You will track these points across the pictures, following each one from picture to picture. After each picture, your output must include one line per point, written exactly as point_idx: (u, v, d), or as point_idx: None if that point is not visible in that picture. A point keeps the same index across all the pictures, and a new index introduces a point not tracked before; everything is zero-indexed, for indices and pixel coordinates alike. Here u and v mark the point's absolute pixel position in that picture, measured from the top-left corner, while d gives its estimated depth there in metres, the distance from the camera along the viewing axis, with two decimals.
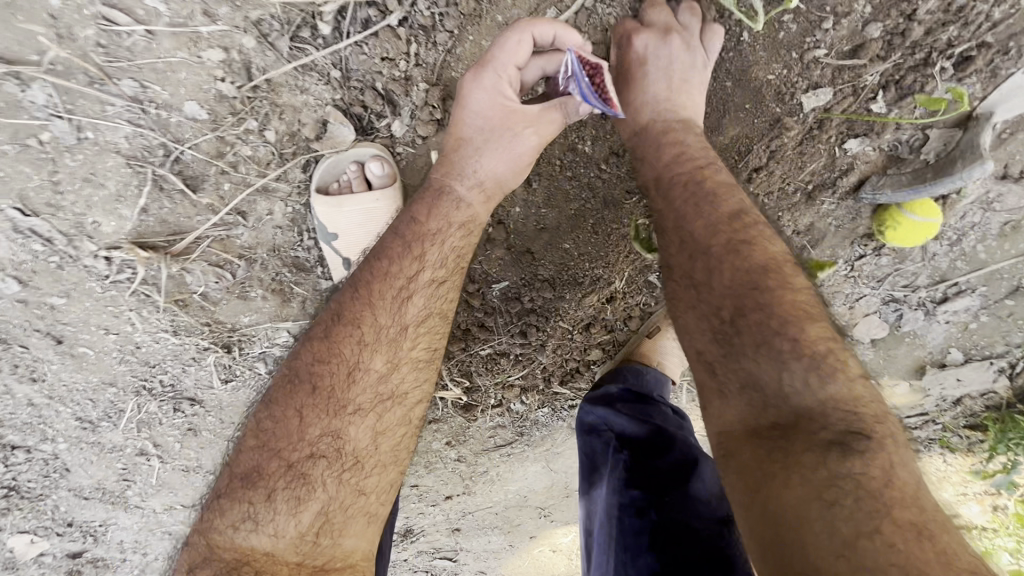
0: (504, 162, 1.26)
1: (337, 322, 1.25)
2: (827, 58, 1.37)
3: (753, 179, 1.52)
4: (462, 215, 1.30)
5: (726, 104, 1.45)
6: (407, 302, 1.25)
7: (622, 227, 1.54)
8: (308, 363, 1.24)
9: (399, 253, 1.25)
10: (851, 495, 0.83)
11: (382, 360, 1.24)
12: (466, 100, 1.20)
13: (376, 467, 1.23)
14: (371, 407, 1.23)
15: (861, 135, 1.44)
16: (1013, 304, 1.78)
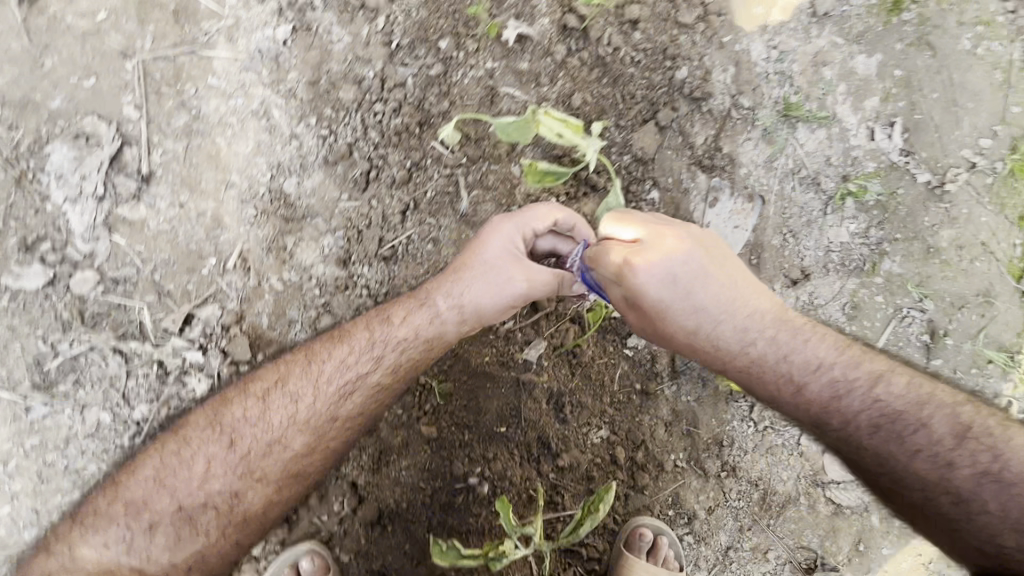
0: (489, 296, 1.24)
1: (278, 391, 1.23)
2: (515, 323, 1.43)
3: (566, 416, 1.48)
4: (376, 369, 1.24)
5: (472, 390, 1.41)
6: (292, 429, 1.21)
7: (482, 523, 1.42)
8: (238, 416, 1.21)
9: (359, 348, 1.25)
10: (965, 462, 1.12)
11: (306, 442, 1.21)
12: (490, 234, 1.26)
13: (237, 517, 1.18)
14: (276, 480, 1.20)
15: (634, 332, 1.53)
16: (942, 362, 1.69)
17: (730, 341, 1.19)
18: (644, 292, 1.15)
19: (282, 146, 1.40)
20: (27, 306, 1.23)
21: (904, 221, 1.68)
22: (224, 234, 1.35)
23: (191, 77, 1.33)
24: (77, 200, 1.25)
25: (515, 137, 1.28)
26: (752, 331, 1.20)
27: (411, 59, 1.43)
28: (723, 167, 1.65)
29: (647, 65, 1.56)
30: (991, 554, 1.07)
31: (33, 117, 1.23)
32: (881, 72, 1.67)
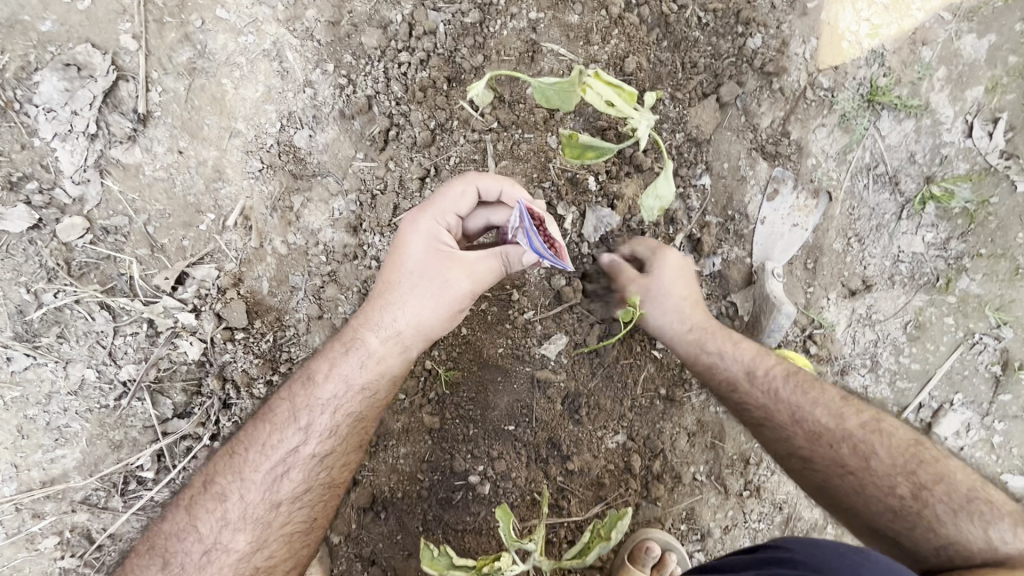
0: (430, 310, 1.07)
1: (203, 493, 1.10)
2: (537, 315, 1.28)
3: (582, 419, 1.35)
4: (314, 440, 1.11)
5: (481, 382, 1.28)
6: (230, 526, 1.08)
7: (478, 523, 1.31)
8: (167, 534, 1.09)
9: (284, 421, 1.11)
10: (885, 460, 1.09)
11: (249, 540, 1.08)
12: (406, 243, 1.07)
13: None
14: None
15: None
16: (1012, 398, 1.52)
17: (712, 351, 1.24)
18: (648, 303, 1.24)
19: (294, 94, 1.26)
20: (10, 250, 1.13)
21: (993, 235, 1.46)
22: (225, 187, 1.23)
23: (198, 8, 1.19)
24: (67, 137, 1.13)
25: (555, 106, 1.00)
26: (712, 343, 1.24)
27: (444, 3, 1.26)
28: (789, 155, 1.44)
29: (714, 30, 1.36)
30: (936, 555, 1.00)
31: (20, 41, 1.09)
32: (991, 57, 1.42)
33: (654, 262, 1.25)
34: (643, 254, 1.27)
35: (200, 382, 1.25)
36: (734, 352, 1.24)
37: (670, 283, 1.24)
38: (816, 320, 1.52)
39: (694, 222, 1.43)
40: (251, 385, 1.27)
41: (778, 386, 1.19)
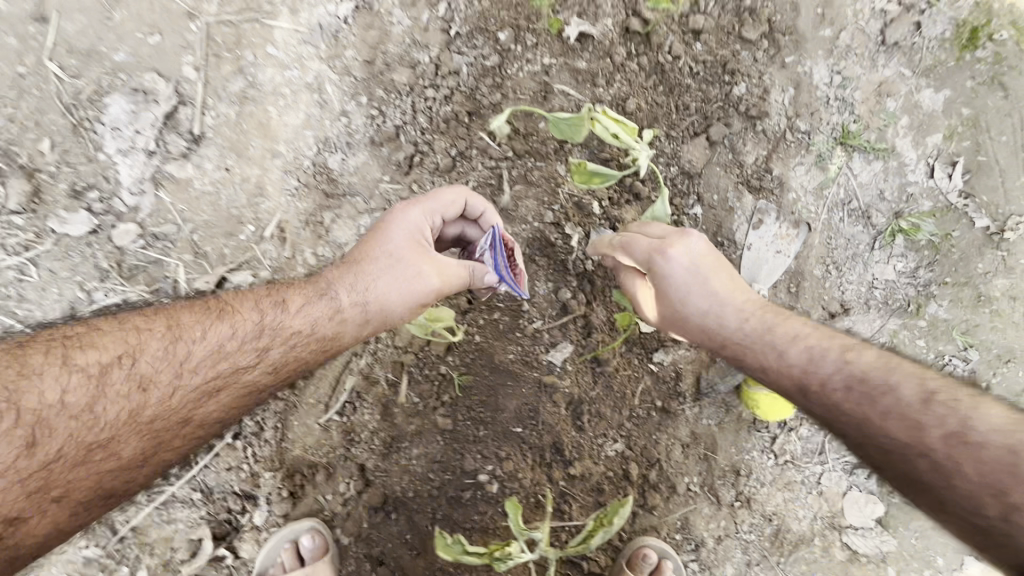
0: (393, 292, 1.21)
1: (121, 370, 1.13)
2: (545, 325, 1.39)
3: (583, 425, 1.46)
4: (262, 369, 1.22)
5: (492, 386, 1.38)
6: (155, 413, 1.16)
7: (484, 522, 1.38)
8: (53, 397, 1.06)
9: (246, 335, 1.20)
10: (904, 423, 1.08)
11: (142, 447, 1.17)
12: (396, 227, 1.23)
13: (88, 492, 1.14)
14: (83, 497, 1.14)
15: (659, 347, 1.54)
16: None
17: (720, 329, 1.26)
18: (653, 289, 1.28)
19: (331, 122, 1.41)
20: (69, 251, 1.23)
21: (956, 265, 1.62)
22: (265, 202, 1.36)
23: (252, 45, 1.34)
24: (128, 153, 1.26)
25: (568, 135, 1.17)
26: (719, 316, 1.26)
27: (468, 48, 1.43)
28: (772, 189, 1.61)
29: (704, 77, 1.52)
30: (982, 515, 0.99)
31: (94, 68, 1.23)
32: (947, 108, 1.61)
33: (647, 262, 1.25)
34: (635, 259, 1.29)
35: None
36: (740, 327, 1.25)
37: (676, 273, 1.24)
38: None
39: None
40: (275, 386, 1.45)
41: (788, 353, 1.21)
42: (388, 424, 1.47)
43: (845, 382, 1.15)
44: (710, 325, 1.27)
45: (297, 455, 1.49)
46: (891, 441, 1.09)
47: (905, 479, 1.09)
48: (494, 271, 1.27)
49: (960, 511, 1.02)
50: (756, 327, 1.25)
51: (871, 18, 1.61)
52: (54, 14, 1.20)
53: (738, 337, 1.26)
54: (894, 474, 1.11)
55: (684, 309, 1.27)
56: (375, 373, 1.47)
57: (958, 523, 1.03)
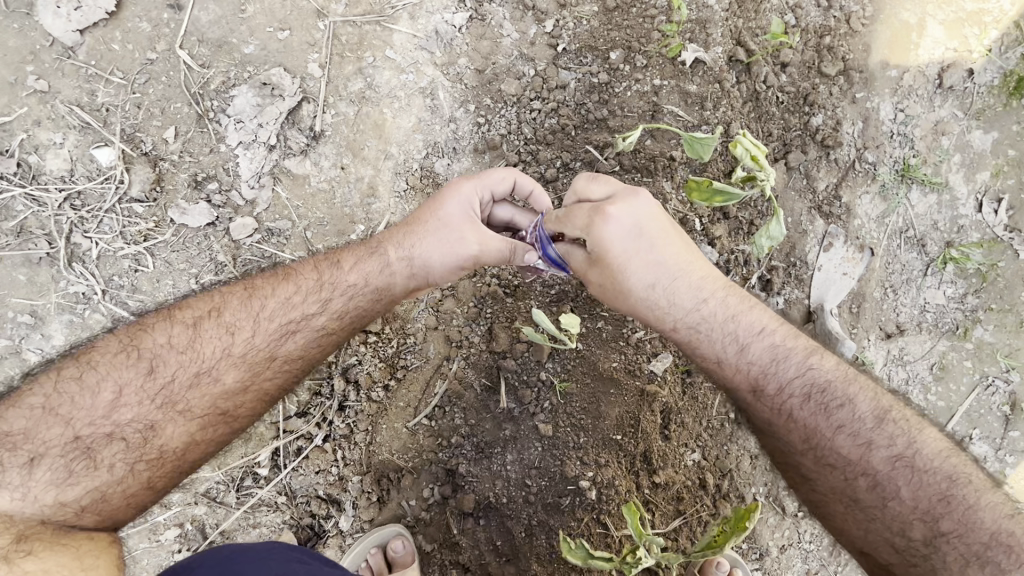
0: (442, 256, 1.18)
1: (211, 320, 1.15)
2: (647, 335, 1.42)
3: (670, 434, 1.47)
4: (328, 318, 1.20)
5: (594, 394, 1.40)
6: (227, 367, 1.14)
7: (582, 528, 1.40)
8: (160, 341, 1.12)
9: (306, 289, 1.21)
10: (809, 454, 1.19)
11: (239, 378, 1.14)
12: (446, 194, 1.20)
13: (165, 450, 1.09)
14: (202, 415, 1.11)
15: None
16: (1020, 434, 1.76)
17: (678, 313, 1.21)
18: (606, 252, 1.13)
19: (440, 127, 1.41)
20: (186, 242, 1.25)
21: (1001, 292, 1.75)
22: (376, 203, 1.35)
23: (372, 47, 1.35)
24: (250, 146, 1.25)
25: (698, 155, 1.24)
26: (679, 302, 1.20)
27: (575, 64, 1.46)
28: (840, 215, 1.70)
29: (786, 107, 1.65)
30: (894, 535, 1.11)
31: (224, 59, 1.23)
32: (995, 148, 1.75)
33: (590, 235, 1.12)
34: (576, 230, 1.14)
35: (321, 382, 1.44)
36: (702, 312, 1.21)
37: (628, 241, 1.13)
38: (859, 358, 1.74)
39: (763, 266, 1.66)
40: (370, 388, 1.46)
41: (749, 350, 1.21)
42: (479, 429, 1.46)
43: (804, 390, 1.18)
44: (661, 309, 1.20)
45: (384, 458, 1.46)
46: (836, 458, 1.16)
47: (836, 492, 1.17)
48: (540, 253, 1.21)
49: (882, 529, 1.13)
50: (714, 310, 1.22)
51: (931, 62, 1.73)
52: (190, 2, 1.22)
53: (689, 324, 1.22)
54: (828, 486, 1.18)
55: (629, 291, 1.17)
56: (469, 377, 1.47)
57: (876, 541, 1.14)
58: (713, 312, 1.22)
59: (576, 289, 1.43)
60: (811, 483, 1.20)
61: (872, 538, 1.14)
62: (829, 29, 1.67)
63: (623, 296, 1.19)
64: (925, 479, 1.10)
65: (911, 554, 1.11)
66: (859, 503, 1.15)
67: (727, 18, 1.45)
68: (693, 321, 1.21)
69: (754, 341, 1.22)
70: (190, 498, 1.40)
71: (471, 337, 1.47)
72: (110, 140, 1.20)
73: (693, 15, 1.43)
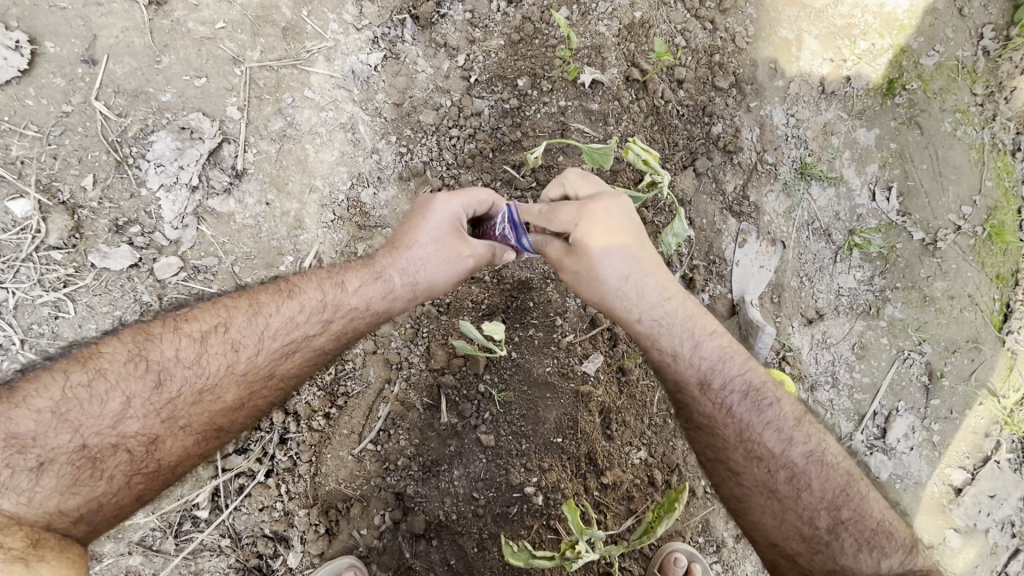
0: (443, 273, 1.21)
1: (219, 334, 1.14)
2: (577, 338, 1.47)
3: (613, 434, 1.51)
4: (328, 336, 1.21)
5: (532, 400, 1.44)
6: (229, 386, 1.14)
7: (532, 535, 1.40)
8: (169, 354, 1.11)
9: (309, 308, 1.21)
10: (744, 461, 1.30)
11: (238, 397, 1.15)
12: (431, 210, 1.20)
13: (167, 466, 1.09)
14: (199, 432, 1.12)
15: None
16: (941, 402, 1.88)
17: (646, 314, 1.26)
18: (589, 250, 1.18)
19: (363, 159, 1.48)
20: (108, 285, 1.26)
21: (903, 272, 1.90)
22: (304, 234, 1.40)
23: (290, 89, 1.42)
24: (172, 188, 1.29)
25: (598, 164, 1.34)
26: (648, 306, 1.25)
27: (488, 93, 1.57)
28: (750, 213, 1.84)
29: (688, 119, 1.79)
30: (807, 526, 1.26)
31: (142, 108, 1.28)
32: (879, 143, 1.92)
33: (579, 229, 1.16)
34: (562, 223, 1.18)
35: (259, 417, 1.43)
36: (659, 318, 1.27)
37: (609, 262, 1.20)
38: (787, 344, 1.83)
39: (685, 265, 1.77)
40: (311, 418, 1.46)
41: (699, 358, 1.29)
42: (425, 448, 1.47)
43: (741, 389, 1.30)
44: (629, 304, 1.25)
45: (331, 488, 1.45)
46: (766, 443, 1.28)
47: (762, 487, 1.28)
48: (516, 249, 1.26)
49: (796, 519, 1.26)
50: (675, 311, 1.29)
51: (812, 71, 1.92)
52: (105, 56, 1.27)
53: (652, 319, 1.26)
54: (752, 479, 1.29)
55: (602, 281, 1.22)
56: (410, 398, 1.49)
57: (789, 531, 1.26)
58: (677, 319, 1.29)
59: (505, 301, 1.50)
60: (738, 477, 1.30)
61: (783, 529, 1.27)
62: (718, 48, 1.84)
63: (596, 284, 1.22)
64: (831, 473, 1.27)
65: (816, 542, 1.25)
66: (780, 496, 1.27)
67: (619, 42, 1.58)
68: (655, 317, 1.26)
69: (705, 343, 1.31)
70: (123, 548, 1.36)
71: (410, 356, 1.51)
72: (26, 192, 1.22)
73: (589, 42, 1.56)
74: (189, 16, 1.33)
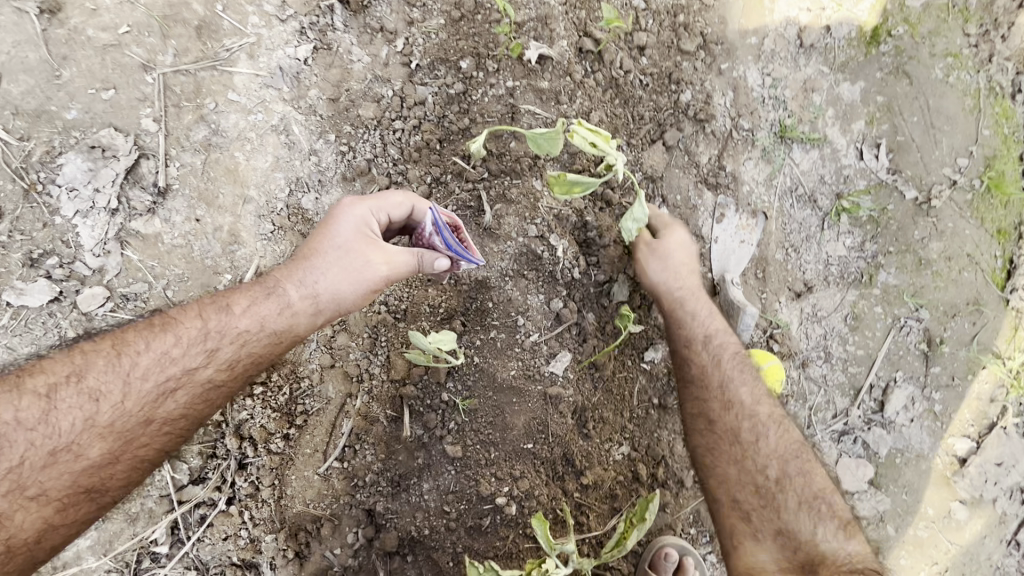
0: (345, 286, 1.15)
1: (71, 386, 1.08)
2: (542, 337, 1.39)
3: (590, 432, 1.43)
4: (211, 372, 1.14)
5: (498, 406, 1.37)
6: (90, 442, 1.07)
7: (508, 543, 1.36)
8: (9, 416, 1.03)
9: (186, 342, 1.13)
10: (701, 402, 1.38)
11: (106, 451, 1.08)
12: (339, 217, 1.16)
13: (19, 540, 1.02)
14: (59, 498, 1.05)
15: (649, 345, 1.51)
16: (942, 369, 1.77)
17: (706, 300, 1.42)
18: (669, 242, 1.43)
19: (301, 162, 1.37)
20: (28, 324, 1.20)
21: (896, 235, 1.77)
22: (240, 249, 1.31)
23: (212, 93, 1.31)
24: (88, 214, 1.22)
25: (545, 151, 1.21)
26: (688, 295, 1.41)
27: (430, 78, 1.44)
28: (727, 185, 1.72)
29: (654, 88, 1.66)
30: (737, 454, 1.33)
31: (45, 128, 1.20)
32: (864, 97, 1.77)
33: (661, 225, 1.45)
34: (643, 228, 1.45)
35: (214, 444, 1.38)
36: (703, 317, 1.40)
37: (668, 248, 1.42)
38: (774, 321, 1.74)
39: None
40: (269, 441, 1.39)
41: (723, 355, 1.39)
42: (392, 462, 1.40)
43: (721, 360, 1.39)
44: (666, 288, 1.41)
45: (298, 511, 1.39)
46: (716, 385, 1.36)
47: (729, 434, 1.34)
48: (445, 248, 1.20)
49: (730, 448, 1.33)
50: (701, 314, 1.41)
51: (787, 23, 1.76)
52: None
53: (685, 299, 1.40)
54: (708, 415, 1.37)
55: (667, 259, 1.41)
56: (374, 412, 1.42)
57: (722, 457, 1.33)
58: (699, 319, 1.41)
59: (464, 303, 1.40)
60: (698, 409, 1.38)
61: (742, 477, 1.30)
62: (682, 7, 1.70)
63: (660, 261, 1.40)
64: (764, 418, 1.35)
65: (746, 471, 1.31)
66: (743, 442, 1.33)
67: (567, 11, 1.45)
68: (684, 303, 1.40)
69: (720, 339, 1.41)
70: None
71: (368, 366, 1.43)
72: None
73: (535, 14, 1.44)
74: (87, 23, 1.23)
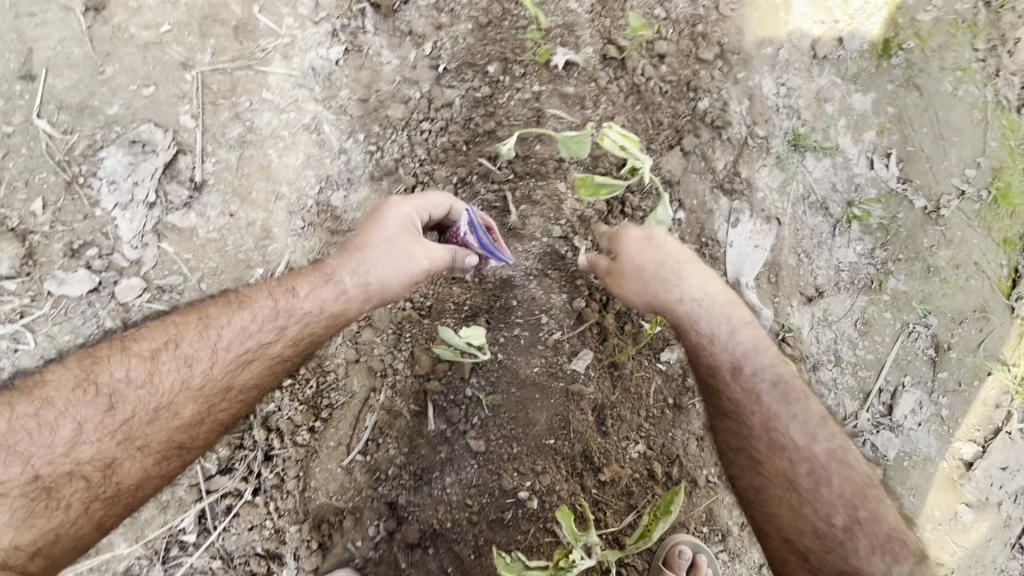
0: (395, 274, 1.20)
1: (169, 351, 1.12)
2: (564, 335, 1.42)
3: (608, 430, 1.45)
4: (285, 344, 1.18)
5: (521, 402, 1.40)
6: (181, 403, 1.11)
7: (527, 539, 1.38)
8: (118, 376, 1.09)
9: (261, 317, 1.18)
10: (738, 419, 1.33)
11: (195, 413, 1.12)
12: (386, 210, 1.21)
13: (120, 491, 1.07)
14: (157, 451, 1.09)
15: (666, 345, 1.53)
16: (949, 374, 1.81)
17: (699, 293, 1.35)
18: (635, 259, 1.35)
19: (331, 161, 1.40)
20: (68, 313, 1.23)
21: (905, 242, 1.82)
22: (272, 244, 1.34)
23: (247, 91, 1.34)
24: (128, 206, 1.25)
25: (574, 153, 1.24)
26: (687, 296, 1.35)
27: (458, 82, 1.48)
28: (742, 191, 1.76)
29: (672, 96, 1.71)
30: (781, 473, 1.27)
31: (89, 122, 1.23)
32: (876, 108, 1.82)
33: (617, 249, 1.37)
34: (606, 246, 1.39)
35: (243, 436, 1.41)
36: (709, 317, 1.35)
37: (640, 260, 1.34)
38: (786, 325, 1.78)
39: None
40: (295, 433, 1.42)
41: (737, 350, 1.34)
42: (415, 456, 1.43)
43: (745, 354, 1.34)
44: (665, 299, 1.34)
45: (321, 503, 1.41)
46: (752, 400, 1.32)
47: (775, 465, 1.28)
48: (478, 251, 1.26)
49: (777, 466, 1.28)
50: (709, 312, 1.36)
51: (802, 35, 1.81)
52: (44, 70, 1.22)
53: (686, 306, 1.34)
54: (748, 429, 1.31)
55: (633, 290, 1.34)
56: (397, 406, 1.44)
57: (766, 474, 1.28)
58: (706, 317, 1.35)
59: (488, 301, 1.44)
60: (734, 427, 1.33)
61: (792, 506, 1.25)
62: (700, 18, 1.75)
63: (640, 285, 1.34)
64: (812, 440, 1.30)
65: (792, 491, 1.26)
66: (791, 474, 1.27)
67: (592, 19, 1.50)
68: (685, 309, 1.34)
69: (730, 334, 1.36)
70: None
71: (392, 361, 1.46)
72: None
73: (561, 21, 1.48)
74: (131, 21, 1.26)
